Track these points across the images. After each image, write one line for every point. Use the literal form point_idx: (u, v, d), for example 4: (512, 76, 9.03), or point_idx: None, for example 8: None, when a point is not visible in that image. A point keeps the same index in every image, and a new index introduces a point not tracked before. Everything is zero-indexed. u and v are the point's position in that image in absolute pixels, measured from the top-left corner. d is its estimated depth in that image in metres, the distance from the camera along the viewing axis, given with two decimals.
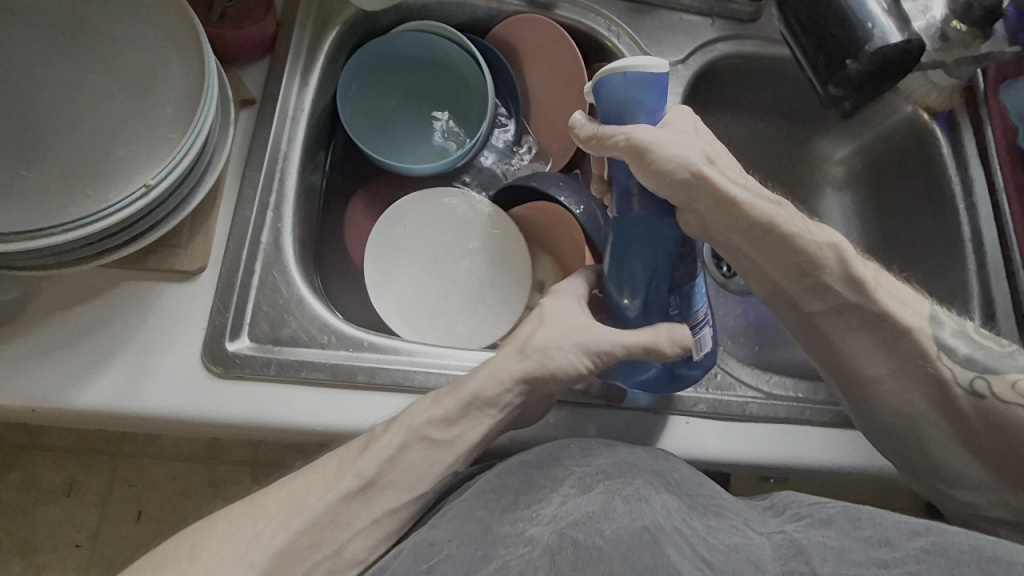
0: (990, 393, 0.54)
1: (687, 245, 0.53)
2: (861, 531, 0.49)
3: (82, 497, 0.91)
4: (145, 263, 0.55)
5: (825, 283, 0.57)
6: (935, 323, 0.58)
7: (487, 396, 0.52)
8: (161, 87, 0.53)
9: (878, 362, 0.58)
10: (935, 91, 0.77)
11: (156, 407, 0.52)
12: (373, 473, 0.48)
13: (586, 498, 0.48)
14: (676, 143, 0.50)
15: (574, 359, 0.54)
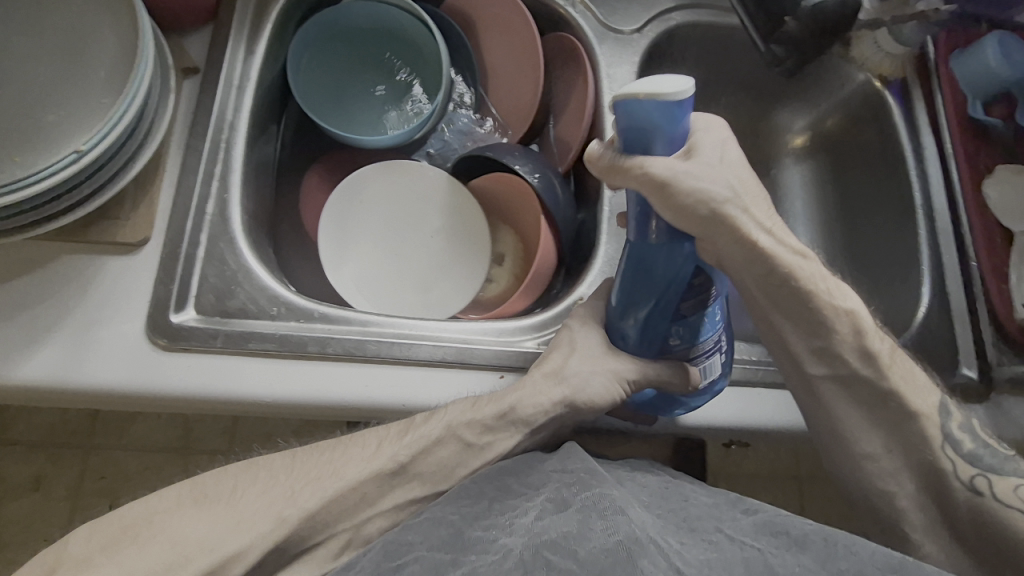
0: (988, 491, 0.54)
1: (699, 278, 0.50)
2: (837, 562, 0.43)
3: (49, 490, 1.02)
4: (85, 234, 0.55)
5: (836, 351, 0.56)
6: (944, 412, 0.57)
7: (479, 422, 0.54)
8: (93, 55, 0.52)
9: (875, 438, 0.57)
10: (887, 59, 0.78)
11: (98, 381, 0.53)
12: (393, 463, 0.52)
13: (560, 514, 0.46)
14: (702, 178, 0.46)
15: (605, 386, 0.55)
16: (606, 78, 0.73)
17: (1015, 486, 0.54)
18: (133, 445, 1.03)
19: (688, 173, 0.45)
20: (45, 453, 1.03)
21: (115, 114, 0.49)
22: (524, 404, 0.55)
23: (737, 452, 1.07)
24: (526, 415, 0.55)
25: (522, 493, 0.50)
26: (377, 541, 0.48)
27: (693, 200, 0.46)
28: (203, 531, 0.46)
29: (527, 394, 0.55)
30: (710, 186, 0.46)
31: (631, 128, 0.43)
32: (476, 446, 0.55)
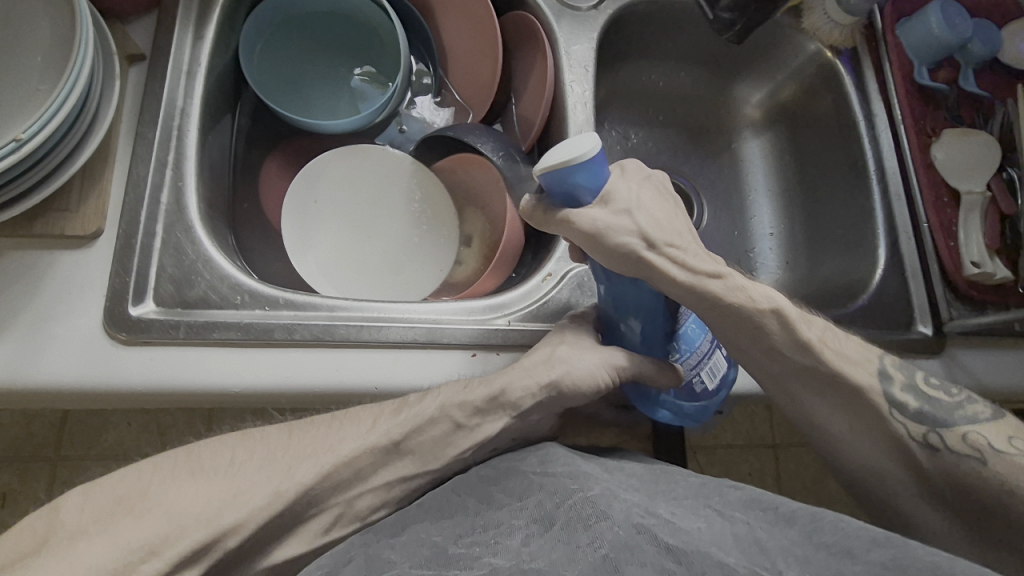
0: (943, 446, 0.56)
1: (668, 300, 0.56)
2: (824, 537, 0.44)
3: (17, 506, 0.98)
4: (30, 228, 0.53)
5: (776, 347, 0.57)
6: (885, 378, 0.58)
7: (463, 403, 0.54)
8: (24, 40, 0.50)
9: (839, 419, 0.60)
10: (838, 29, 0.79)
11: (54, 377, 0.51)
12: (391, 439, 0.53)
13: (545, 536, 0.44)
14: (619, 225, 0.49)
15: (596, 371, 0.55)
16: (564, 55, 0.73)
17: (965, 435, 0.56)
18: (104, 455, 1.00)
19: (608, 223, 0.49)
20: (13, 468, 1.00)
21: (55, 99, 0.48)
22: (513, 386, 0.54)
23: (713, 422, 1.10)
24: (513, 397, 0.54)
25: (505, 503, 0.49)
26: (359, 551, 0.48)
27: (617, 250, 0.49)
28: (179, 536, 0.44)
29: (516, 378, 0.55)
30: (625, 233, 0.49)
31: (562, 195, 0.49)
32: (467, 426, 0.55)
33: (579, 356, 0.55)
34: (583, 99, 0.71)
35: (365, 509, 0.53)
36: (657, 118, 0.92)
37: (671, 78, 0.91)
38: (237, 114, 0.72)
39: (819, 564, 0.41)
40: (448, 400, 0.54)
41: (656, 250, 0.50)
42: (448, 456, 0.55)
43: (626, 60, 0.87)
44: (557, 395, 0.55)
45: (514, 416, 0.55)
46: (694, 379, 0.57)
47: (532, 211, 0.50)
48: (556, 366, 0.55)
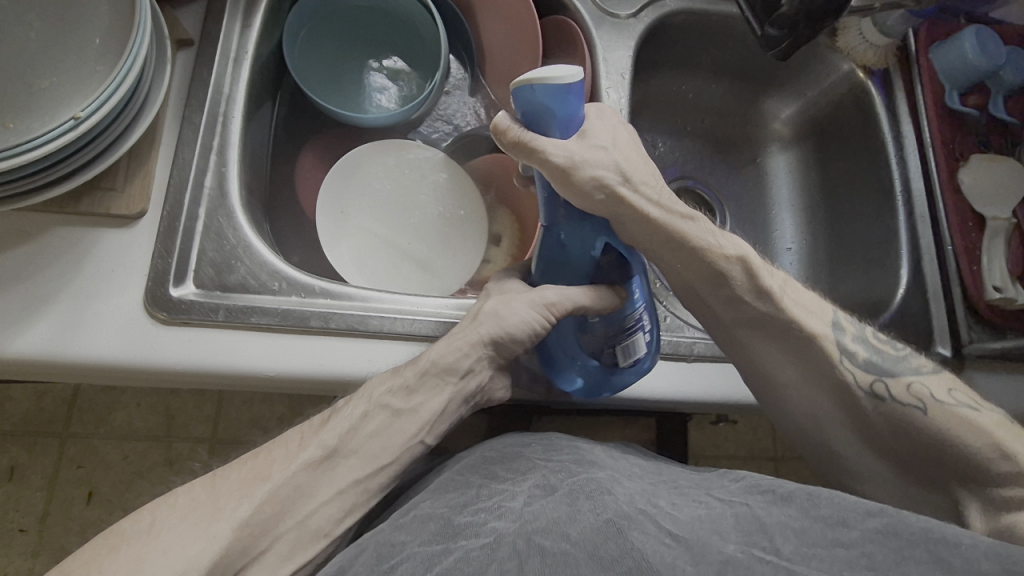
0: (888, 395, 0.55)
1: (608, 255, 0.58)
2: (820, 510, 0.44)
3: (25, 480, 0.99)
4: (78, 205, 0.54)
5: (737, 297, 0.58)
6: (837, 328, 0.58)
7: (447, 363, 0.52)
8: (88, 22, 0.52)
9: (788, 366, 0.59)
10: (872, 49, 0.80)
11: (92, 353, 0.52)
12: (322, 449, 0.48)
13: (549, 499, 0.45)
14: (595, 159, 0.52)
15: (527, 316, 0.54)
16: (603, 61, 0.73)
17: (908, 385, 0.55)
18: (114, 433, 1.01)
19: (584, 157, 0.52)
20: (21, 442, 1.00)
21: (115, 80, 0.49)
22: (441, 356, 0.52)
23: (716, 432, 1.10)
24: (446, 362, 0.52)
25: (508, 478, 0.49)
26: (370, 541, 0.45)
27: (588, 183, 0.51)
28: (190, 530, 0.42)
29: (444, 349, 0.53)
30: (600, 167, 0.52)
31: (531, 112, 0.49)
32: (406, 410, 0.51)
33: (509, 306, 0.54)
34: (619, 105, 0.72)
35: (327, 522, 0.47)
36: (684, 128, 0.93)
37: (701, 89, 0.92)
38: (276, 103, 0.73)
39: (814, 536, 0.42)
40: (375, 392, 0.51)
41: (630, 187, 0.54)
42: (405, 444, 0.51)
43: (658, 69, 0.88)
44: (495, 347, 0.54)
45: (455, 385, 0.53)
46: (604, 350, 0.57)
47: (504, 133, 0.50)
48: (485, 321, 0.54)
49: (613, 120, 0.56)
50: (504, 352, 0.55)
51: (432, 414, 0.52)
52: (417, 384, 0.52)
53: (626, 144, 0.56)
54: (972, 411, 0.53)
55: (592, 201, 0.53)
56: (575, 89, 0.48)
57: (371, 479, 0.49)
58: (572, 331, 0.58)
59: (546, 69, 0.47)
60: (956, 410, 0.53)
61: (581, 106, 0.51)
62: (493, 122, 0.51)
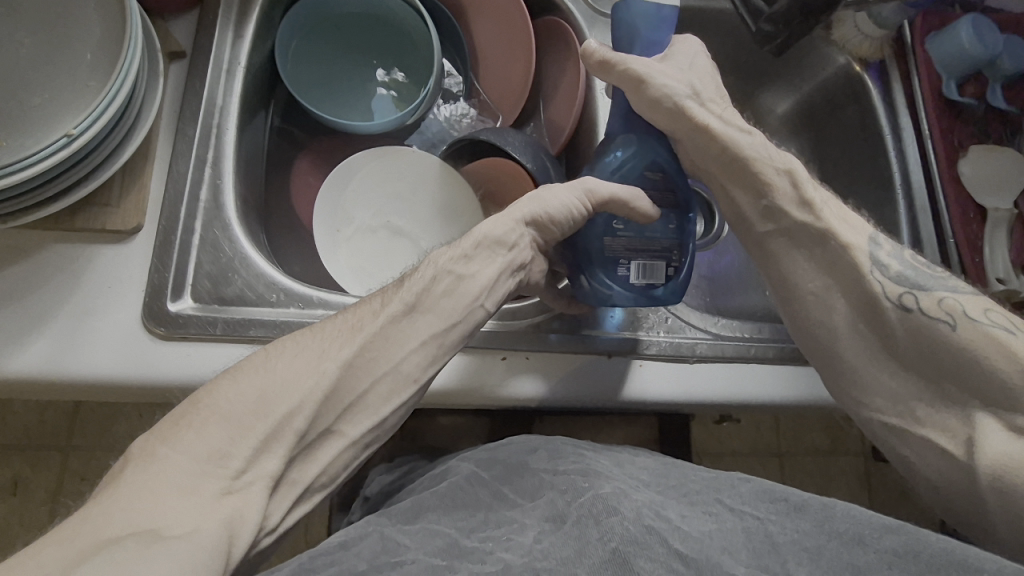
0: (917, 306, 0.52)
1: (656, 173, 0.58)
2: (835, 525, 0.44)
3: (28, 494, 0.99)
4: (72, 222, 0.54)
5: (775, 205, 0.57)
6: (872, 242, 0.56)
7: (497, 235, 0.51)
8: (79, 37, 0.52)
9: (816, 276, 0.57)
10: (868, 41, 0.79)
11: (92, 370, 0.52)
12: (403, 303, 0.47)
13: (557, 534, 0.44)
14: (670, 74, 0.56)
15: (574, 202, 0.53)
16: None
17: (941, 299, 0.52)
18: (116, 444, 1.01)
19: (661, 70, 0.56)
20: (23, 456, 1.00)
21: (107, 93, 0.49)
22: (493, 229, 0.51)
23: (719, 429, 1.10)
24: (497, 235, 0.51)
25: (517, 503, 0.49)
26: (375, 528, 0.46)
27: (657, 94, 0.56)
28: (275, 393, 0.40)
29: (493, 223, 0.51)
30: (670, 81, 0.56)
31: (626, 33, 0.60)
32: (467, 276, 0.49)
33: (550, 191, 0.53)
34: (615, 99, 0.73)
35: (415, 368, 0.46)
36: None
37: None
38: (270, 113, 0.73)
39: (830, 557, 0.41)
40: (438, 259, 0.49)
41: (697, 102, 0.57)
42: (468, 306, 0.49)
43: None
44: (537, 229, 0.53)
45: (506, 258, 0.51)
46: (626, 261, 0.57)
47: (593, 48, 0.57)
48: (527, 202, 0.53)
49: (693, 47, 0.61)
50: (545, 236, 0.54)
51: (489, 282, 0.50)
52: (473, 252, 0.50)
53: (703, 71, 0.60)
54: (1009, 334, 0.49)
55: (658, 107, 0.56)
56: (669, 15, 0.59)
57: (447, 335, 0.48)
58: (602, 233, 0.57)
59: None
60: (988, 329, 0.50)
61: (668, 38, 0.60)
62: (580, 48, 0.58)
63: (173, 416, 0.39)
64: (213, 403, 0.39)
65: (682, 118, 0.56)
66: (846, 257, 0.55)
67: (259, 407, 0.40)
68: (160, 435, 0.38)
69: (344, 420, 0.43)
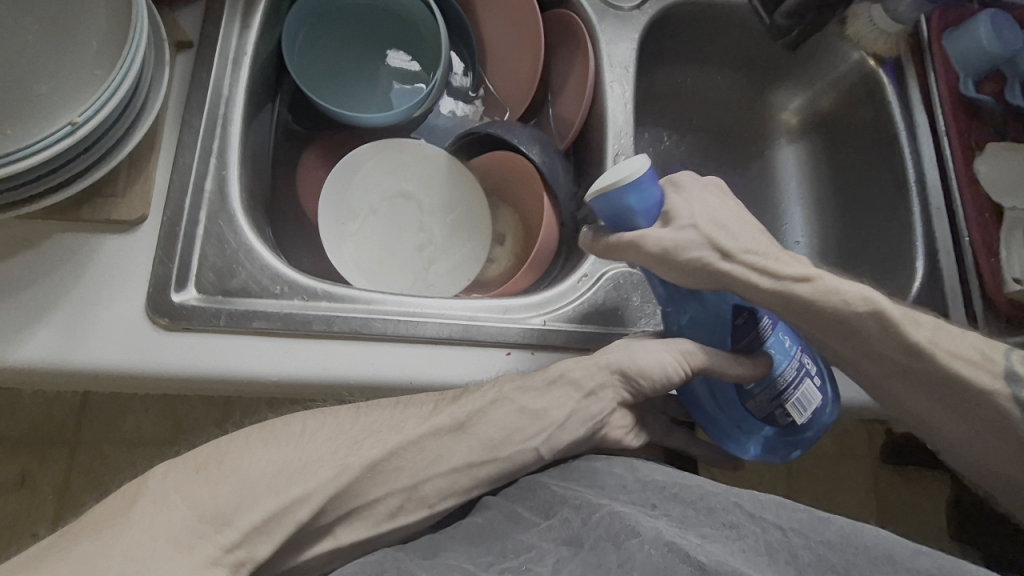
0: None
1: (741, 315, 0.56)
2: (864, 540, 0.42)
3: (36, 487, 1.00)
4: (77, 212, 0.54)
5: (882, 352, 0.56)
6: (1015, 379, 0.53)
7: (575, 376, 0.54)
8: (86, 26, 0.52)
9: (959, 426, 0.56)
10: (882, 37, 0.78)
11: (96, 360, 0.52)
12: (453, 419, 0.51)
13: (574, 560, 0.42)
14: (688, 239, 0.52)
15: (665, 364, 0.53)
16: (606, 55, 0.72)
17: None
18: (122, 439, 1.02)
19: (674, 240, 0.51)
20: (31, 449, 1.00)
21: (114, 82, 0.49)
22: (572, 368, 0.54)
23: None
24: (576, 375, 0.54)
25: (534, 523, 0.47)
26: (390, 563, 0.44)
27: (689, 266, 0.52)
28: (288, 475, 0.45)
29: (575, 363, 0.55)
30: (696, 247, 0.52)
31: (611, 217, 0.51)
32: (529, 411, 0.53)
33: (642, 345, 0.54)
34: (623, 99, 0.71)
35: (433, 494, 0.50)
36: (691, 123, 0.90)
37: (708, 83, 0.90)
38: (276, 106, 0.73)
39: (859, 572, 0.40)
40: (505, 385, 0.54)
41: (733, 260, 0.53)
42: (520, 446, 0.52)
43: (665, 63, 0.86)
44: (623, 378, 0.55)
45: (578, 399, 0.54)
46: (773, 412, 0.55)
47: (591, 244, 0.53)
48: (616, 349, 0.55)
49: (698, 181, 0.55)
50: (632, 386, 0.55)
51: (554, 423, 0.53)
52: (544, 388, 0.54)
53: (724, 211, 0.55)
54: None
55: (692, 274, 0.53)
56: (645, 179, 0.49)
57: (479, 466, 0.51)
58: (728, 394, 0.57)
59: (614, 172, 0.48)
60: None
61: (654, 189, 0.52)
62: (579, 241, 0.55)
63: (201, 464, 0.45)
64: (233, 465, 0.45)
65: (721, 279, 0.53)
66: (986, 402, 0.54)
67: (277, 484, 0.45)
68: (177, 481, 0.43)
69: (344, 520, 0.48)
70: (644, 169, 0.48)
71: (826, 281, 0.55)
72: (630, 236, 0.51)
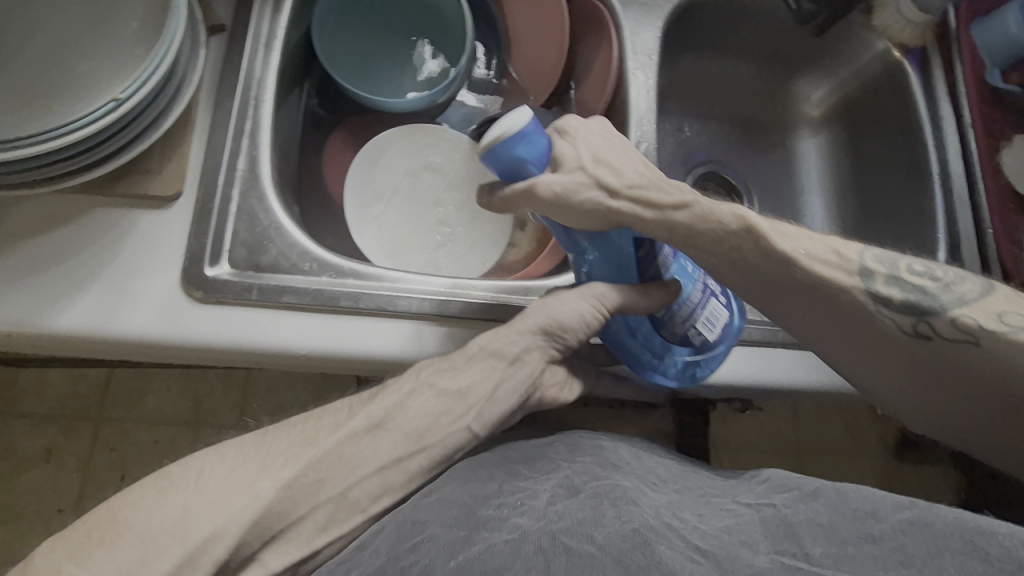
0: (934, 333, 0.54)
1: (643, 246, 0.55)
2: (847, 504, 0.49)
3: (61, 462, 1.02)
4: (115, 186, 0.56)
5: (758, 268, 0.56)
6: (866, 277, 0.55)
7: (496, 347, 0.51)
8: (126, 8, 0.53)
9: (835, 336, 0.58)
10: (909, 27, 0.77)
11: (132, 329, 0.53)
12: (370, 418, 0.47)
13: (572, 499, 0.46)
14: (576, 180, 0.51)
15: (584, 313, 0.51)
16: (631, 43, 0.73)
17: (957, 319, 0.53)
18: (144, 418, 1.04)
19: (564, 184, 0.51)
20: (57, 425, 1.03)
21: (153, 62, 0.50)
22: (493, 341, 0.51)
23: (738, 423, 1.09)
24: (496, 346, 0.51)
25: (531, 475, 0.49)
26: (390, 517, 0.45)
27: (586, 206, 0.51)
28: (199, 509, 0.41)
29: (494, 335, 0.52)
30: (585, 189, 0.51)
31: (505, 171, 0.50)
32: (453, 390, 0.49)
33: (559, 299, 0.52)
34: (647, 86, 0.72)
35: (364, 497, 0.46)
36: (712, 112, 0.91)
37: (730, 72, 0.90)
38: (305, 91, 0.74)
39: (844, 532, 0.46)
40: (423, 372, 0.50)
41: (620, 197, 0.52)
42: (446, 432, 0.48)
43: (687, 51, 0.86)
44: (545, 339, 0.52)
45: (503, 370, 0.51)
46: (690, 333, 0.55)
47: (489, 201, 0.52)
48: (533, 312, 0.52)
49: (575, 123, 0.55)
50: (555, 346, 0.53)
51: (481, 398, 0.50)
52: (465, 364, 0.51)
53: (602, 148, 0.55)
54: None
55: (586, 213, 0.51)
56: (530, 130, 0.49)
57: (410, 459, 0.47)
58: (645, 326, 0.56)
59: (496, 128, 0.48)
60: (1008, 336, 0.52)
61: (543, 140, 0.52)
62: (479, 202, 0.53)
63: (91, 530, 0.40)
64: (129, 518, 0.40)
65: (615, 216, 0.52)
66: (850, 302, 0.55)
67: (182, 527, 0.40)
68: (68, 552, 0.38)
69: (266, 548, 0.43)
70: (528, 118, 0.48)
71: (702, 206, 0.55)
72: (526, 187, 0.50)
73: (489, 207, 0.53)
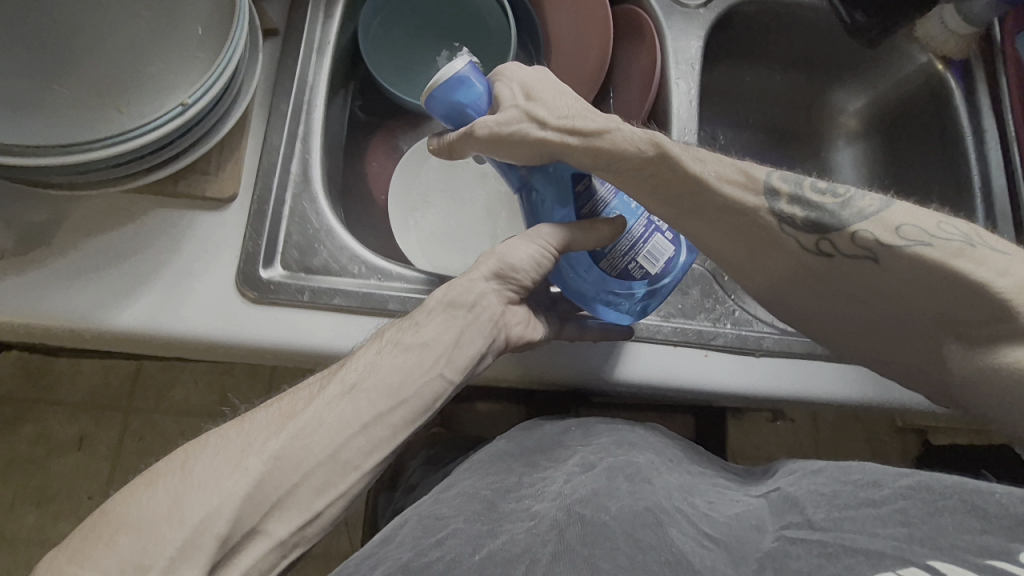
0: (835, 251, 0.48)
1: (581, 182, 0.55)
2: (851, 475, 0.47)
3: (92, 450, 1.05)
4: (174, 187, 0.57)
5: (672, 183, 0.50)
6: (770, 196, 0.49)
7: (454, 297, 0.49)
8: (190, 12, 0.55)
9: (750, 254, 0.53)
10: (952, 39, 0.77)
11: (189, 325, 0.55)
12: (344, 384, 0.44)
13: (586, 474, 0.48)
14: (509, 116, 0.52)
15: (528, 251, 0.51)
16: (674, 51, 0.73)
17: (856, 234, 0.47)
18: (172, 408, 1.07)
19: (496, 120, 0.51)
20: (89, 414, 1.06)
21: (219, 66, 0.51)
22: (452, 289, 0.49)
23: (758, 431, 1.09)
24: (451, 295, 0.49)
25: (548, 464, 0.52)
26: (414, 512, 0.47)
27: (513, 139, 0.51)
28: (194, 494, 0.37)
29: (450, 286, 0.50)
30: (515, 122, 0.52)
31: (447, 116, 0.53)
32: (416, 343, 0.47)
33: (511, 243, 0.51)
34: (688, 94, 0.72)
35: (358, 457, 0.42)
36: (745, 121, 0.90)
37: (765, 80, 0.89)
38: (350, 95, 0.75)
39: (846, 499, 0.44)
40: (385, 335, 0.48)
41: (548, 128, 0.51)
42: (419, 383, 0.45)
43: (724, 60, 0.86)
44: (500, 282, 0.51)
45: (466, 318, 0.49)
46: (629, 267, 0.55)
47: (440, 148, 0.55)
48: (486, 260, 0.51)
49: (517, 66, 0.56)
50: (512, 287, 0.52)
51: (446, 346, 0.47)
52: (425, 318, 0.48)
53: (539, 86, 0.54)
54: (931, 248, 0.44)
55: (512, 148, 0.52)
56: (465, 74, 0.52)
57: (393, 414, 0.44)
58: (585, 262, 0.56)
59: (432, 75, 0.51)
60: (908, 252, 0.45)
61: (484, 84, 0.54)
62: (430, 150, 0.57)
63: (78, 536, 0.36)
64: (125, 514, 0.37)
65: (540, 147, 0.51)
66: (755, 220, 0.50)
67: (179, 516, 0.37)
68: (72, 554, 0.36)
69: None
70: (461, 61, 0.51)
71: (622, 131, 0.51)
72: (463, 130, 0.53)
73: (438, 154, 0.57)
